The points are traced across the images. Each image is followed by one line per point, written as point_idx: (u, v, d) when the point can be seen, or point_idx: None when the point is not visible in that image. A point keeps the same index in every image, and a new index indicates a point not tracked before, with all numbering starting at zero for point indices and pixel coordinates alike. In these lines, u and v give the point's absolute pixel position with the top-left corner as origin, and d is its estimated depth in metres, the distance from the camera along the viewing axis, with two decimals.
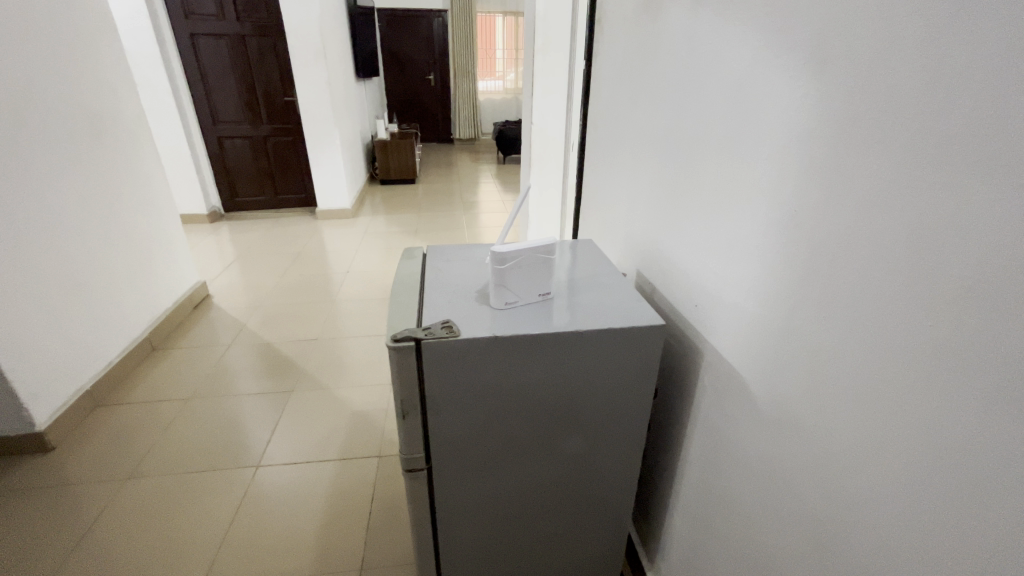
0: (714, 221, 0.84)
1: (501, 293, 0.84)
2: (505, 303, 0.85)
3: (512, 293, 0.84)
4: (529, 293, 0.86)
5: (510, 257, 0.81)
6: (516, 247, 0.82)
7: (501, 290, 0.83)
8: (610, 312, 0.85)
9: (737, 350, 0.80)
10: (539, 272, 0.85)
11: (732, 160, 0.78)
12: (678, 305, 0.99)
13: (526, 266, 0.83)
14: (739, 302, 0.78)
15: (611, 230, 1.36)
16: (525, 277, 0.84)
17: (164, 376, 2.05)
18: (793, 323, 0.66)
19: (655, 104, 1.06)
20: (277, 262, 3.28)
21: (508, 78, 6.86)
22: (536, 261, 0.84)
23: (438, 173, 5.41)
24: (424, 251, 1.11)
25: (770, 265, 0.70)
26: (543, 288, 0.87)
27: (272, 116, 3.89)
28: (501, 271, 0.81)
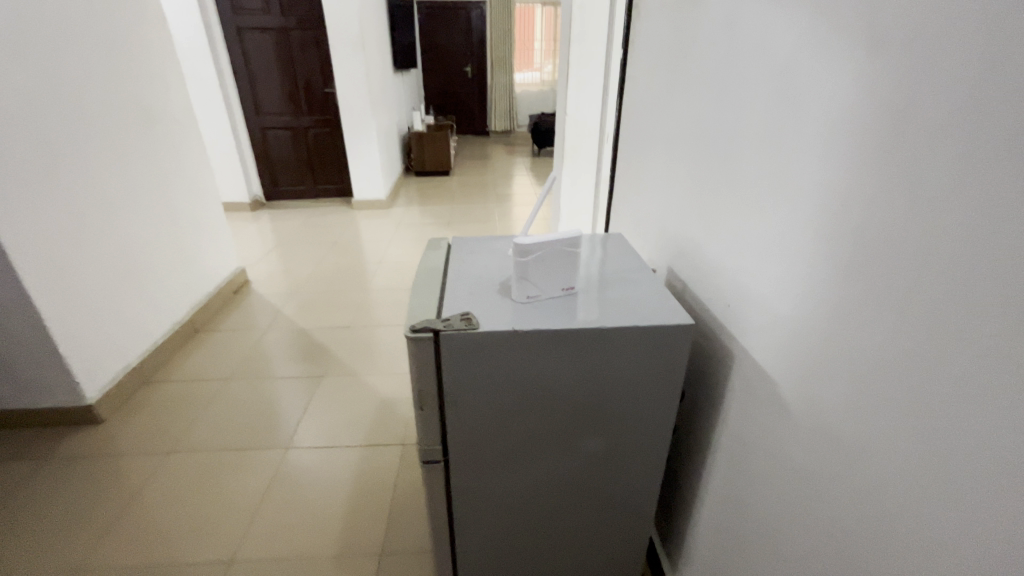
0: (752, 218, 0.79)
1: (522, 287, 0.82)
2: (527, 297, 0.83)
3: (536, 288, 0.82)
4: (553, 288, 0.84)
5: (533, 250, 0.79)
6: (541, 239, 0.80)
7: (522, 284, 0.81)
8: (636, 310, 0.81)
9: (770, 353, 0.75)
10: (562, 266, 0.82)
11: (771, 152, 0.73)
12: (710, 305, 0.95)
13: (549, 258, 0.81)
14: (774, 304, 0.74)
15: (642, 224, 1.31)
16: (548, 270, 0.81)
17: (206, 357, 2.15)
18: (832, 328, 0.61)
19: (693, 91, 1.00)
20: (313, 250, 3.36)
21: (545, 70, 6.78)
22: (561, 254, 0.82)
23: (472, 165, 5.41)
24: (450, 242, 1.11)
25: (809, 265, 0.65)
26: (568, 281, 0.84)
27: (313, 107, 3.96)
28: (523, 264, 0.79)
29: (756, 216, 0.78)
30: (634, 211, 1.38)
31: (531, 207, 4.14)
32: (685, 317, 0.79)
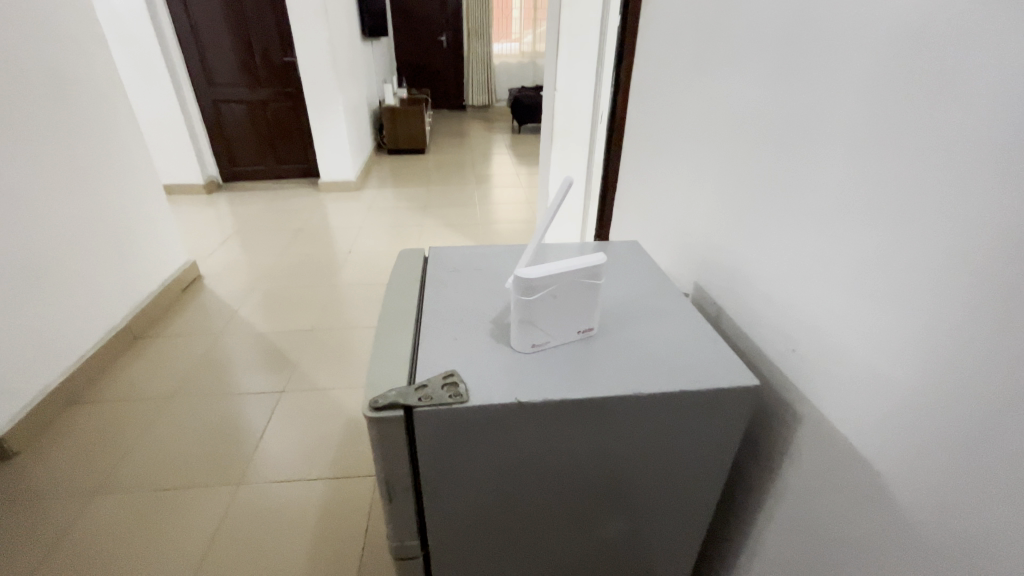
0: (837, 239, 0.59)
1: (526, 334, 0.60)
2: (531, 345, 0.61)
3: (544, 334, 0.61)
4: (567, 332, 0.62)
5: (540, 286, 0.57)
6: (552, 268, 0.58)
7: (525, 330, 0.60)
8: (681, 363, 0.61)
9: (866, 429, 0.56)
10: (579, 303, 0.61)
11: (881, 152, 0.52)
12: (761, 342, 0.75)
13: (562, 293, 0.59)
14: (879, 367, 0.54)
15: (655, 227, 1.10)
16: (561, 309, 0.60)
17: (148, 369, 1.87)
18: (1005, 429, 0.42)
19: (736, 65, 0.78)
20: (275, 238, 3.05)
21: (525, 42, 6.40)
22: (578, 287, 0.60)
23: (449, 143, 5.08)
24: (424, 258, 0.87)
25: (960, 327, 0.45)
26: (585, 321, 0.63)
27: (271, 78, 3.59)
28: (530, 305, 0.58)
29: (846, 238, 0.57)
30: (643, 208, 1.17)
31: (514, 189, 3.88)
32: (746, 374, 0.59)
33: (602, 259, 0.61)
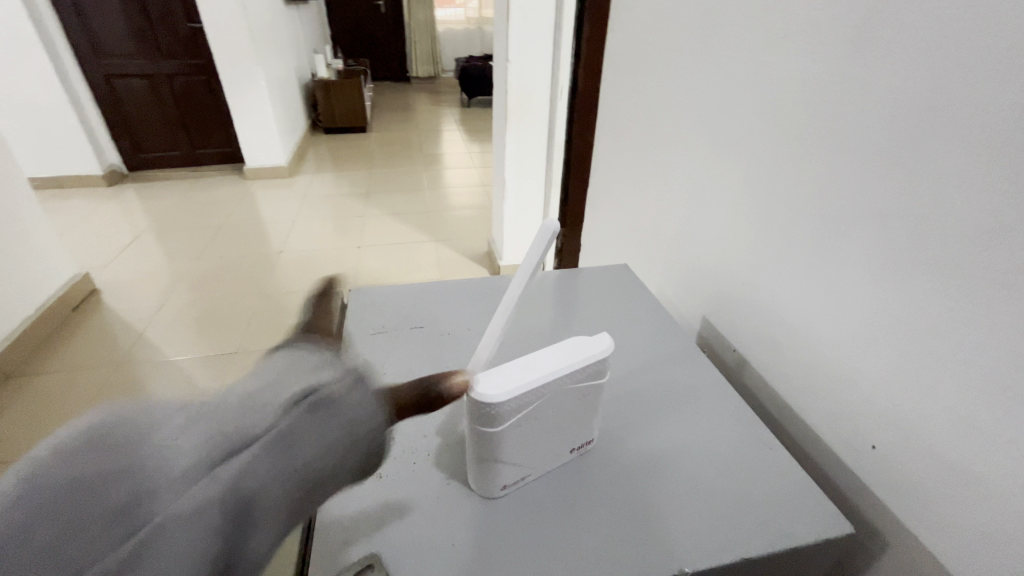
0: (982, 308, 0.38)
1: (493, 476, 0.42)
2: (502, 487, 0.43)
3: (519, 469, 0.43)
4: (553, 455, 0.45)
5: (512, 408, 0.39)
6: (530, 378, 0.39)
7: (492, 471, 0.41)
8: (736, 514, 0.44)
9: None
10: (571, 420, 0.43)
11: None
12: (814, 420, 0.55)
13: (545, 410, 0.41)
14: None
15: (643, 239, 0.89)
16: (544, 430, 0.42)
17: (33, 416, 1.53)
18: None
19: (773, 35, 0.55)
20: (193, 236, 2.63)
21: (470, 6, 5.94)
22: (568, 395, 0.42)
23: (393, 119, 4.67)
24: (343, 315, 0.62)
25: None
26: (583, 436, 0.46)
27: (175, 48, 3.06)
28: (498, 438, 0.39)
29: (1000, 311, 0.37)
30: (625, 212, 0.95)
31: (466, 170, 3.58)
32: (827, 523, 0.44)
33: (609, 345, 0.43)
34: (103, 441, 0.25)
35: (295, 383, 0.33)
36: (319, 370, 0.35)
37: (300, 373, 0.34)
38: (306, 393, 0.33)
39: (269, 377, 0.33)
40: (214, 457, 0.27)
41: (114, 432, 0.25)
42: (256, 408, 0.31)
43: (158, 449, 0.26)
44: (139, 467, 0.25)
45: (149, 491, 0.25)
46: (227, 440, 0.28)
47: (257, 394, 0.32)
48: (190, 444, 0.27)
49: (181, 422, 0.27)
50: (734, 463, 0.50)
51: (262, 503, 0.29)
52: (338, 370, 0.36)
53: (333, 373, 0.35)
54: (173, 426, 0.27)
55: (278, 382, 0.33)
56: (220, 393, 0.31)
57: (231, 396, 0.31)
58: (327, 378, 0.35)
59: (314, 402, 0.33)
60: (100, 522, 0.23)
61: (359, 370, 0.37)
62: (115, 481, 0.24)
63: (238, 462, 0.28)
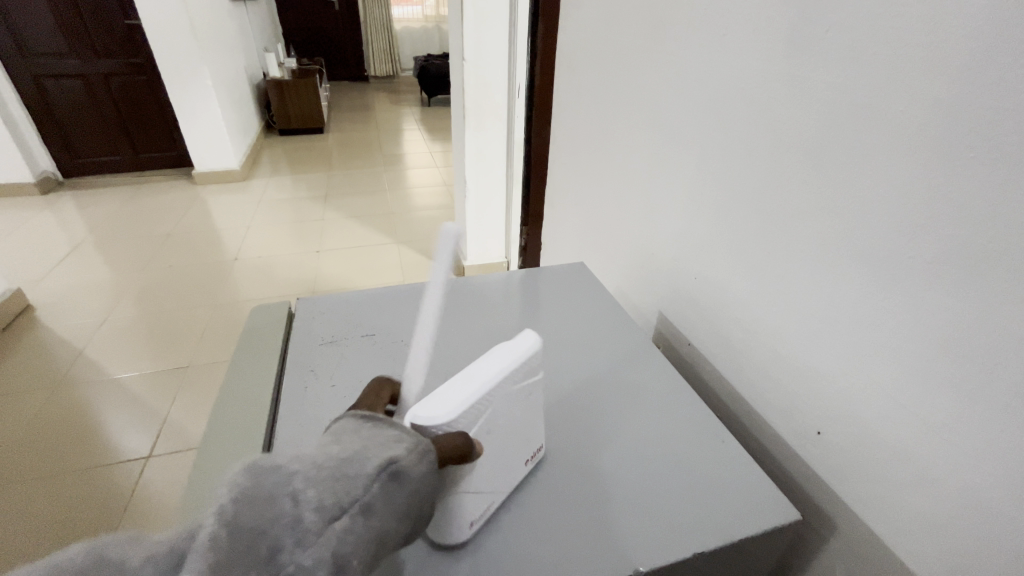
0: (917, 300, 0.39)
1: (462, 511, 0.40)
2: (469, 526, 0.42)
3: (486, 494, 0.42)
4: (514, 469, 0.45)
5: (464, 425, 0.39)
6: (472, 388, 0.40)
7: (462, 504, 0.40)
8: (680, 505, 0.46)
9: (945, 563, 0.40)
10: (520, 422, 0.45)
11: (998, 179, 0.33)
12: (765, 410, 0.57)
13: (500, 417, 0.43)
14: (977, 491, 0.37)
15: (601, 238, 0.89)
16: (503, 439, 0.43)
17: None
18: None
19: (717, 34, 0.56)
20: (139, 246, 2.49)
21: (427, 4, 5.86)
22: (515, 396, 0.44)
23: (352, 119, 4.56)
24: (293, 326, 0.59)
25: None
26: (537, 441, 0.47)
27: (111, 47, 2.88)
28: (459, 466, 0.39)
29: (928, 299, 0.39)
30: (583, 211, 0.95)
31: (428, 170, 3.53)
32: (776, 510, 0.46)
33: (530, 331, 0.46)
34: (234, 515, 0.25)
35: (387, 450, 0.32)
36: (396, 442, 0.33)
37: (387, 442, 0.33)
38: (395, 458, 0.32)
39: (361, 442, 0.32)
40: (321, 533, 0.27)
41: (246, 501, 0.26)
42: (351, 478, 0.29)
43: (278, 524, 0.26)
44: (258, 543, 0.25)
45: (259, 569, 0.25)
46: (334, 512, 0.28)
47: (347, 461, 0.30)
48: (307, 518, 0.27)
49: (296, 494, 0.27)
50: (690, 458, 0.51)
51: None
52: (411, 441, 0.34)
53: (409, 444, 0.33)
54: (291, 499, 0.27)
55: (368, 449, 0.31)
56: (321, 457, 0.30)
57: (329, 460, 0.30)
58: (403, 451, 0.33)
59: (404, 470, 0.32)
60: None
61: (428, 446, 0.35)
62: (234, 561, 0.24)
63: (338, 537, 0.28)
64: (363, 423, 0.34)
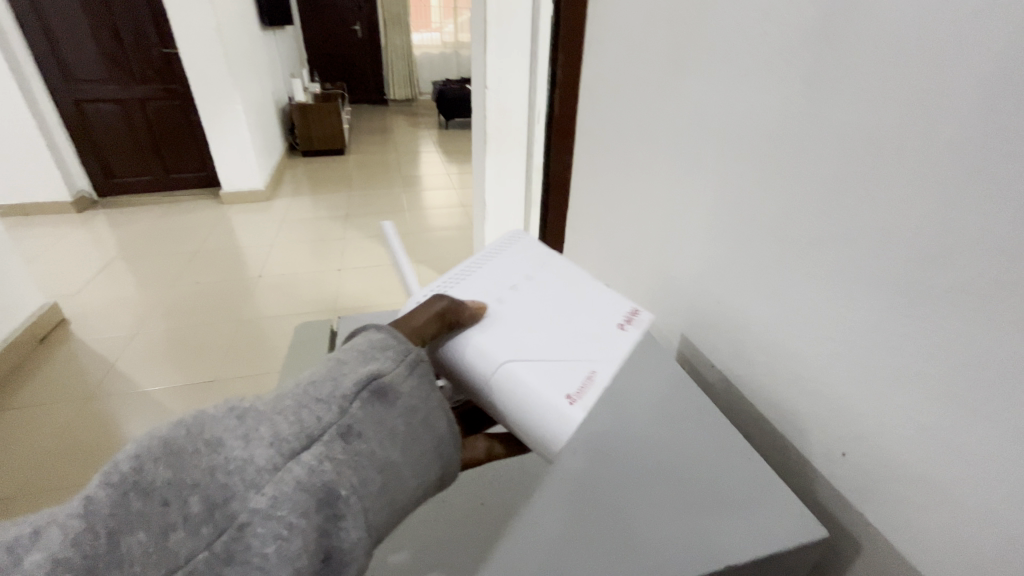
0: (935, 324, 0.41)
1: (525, 384, 0.45)
2: (568, 398, 0.45)
3: (560, 368, 0.47)
4: (588, 352, 0.49)
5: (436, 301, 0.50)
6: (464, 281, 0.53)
7: (520, 380, 0.45)
8: (705, 521, 0.48)
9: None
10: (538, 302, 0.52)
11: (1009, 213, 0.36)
12: (788, 429, 0.58)
13: (519, 302, 0.52)
14: (1000, 509, 0.39)
15: (622, 261, 0.92)
16: (540, 321, 0.50)
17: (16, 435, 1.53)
18: None
19: (737, 72, 0.59)
20: (168, 262, 2.58)
21: (446, 31, 5.99)
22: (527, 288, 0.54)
23: (372, 141, 4.69)
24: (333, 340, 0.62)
25: None
26: (606, 323, 0.52)
27: (147, 73, 3.03)
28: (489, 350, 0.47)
29: (948, 325, 0.41)
30: (604, 234, 0.98)
31: (445, 191, 3.61)
32: (802, 527, 0.47)
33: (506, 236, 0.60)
34: (178, 457, 0.28)
35: (352, 374, 0.35)
36: (372, 362, 0.37)
37: (354, 365, 0.36)
38: (368, 380, 0.35)
39: (325, 371, 0.35)
40: (284, 460, 0.30)
41: (185, 446, 0.29)
42: (318, 407, 0.33)
43: (232, 462, 0.29)
44: (216, 480, 0.29)
45: (223, 504, 0.28)
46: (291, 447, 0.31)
47: (316, 392, 0.34)
48: (260, 451, 0.30)
49: (245, 433, 0.30)
50: (716, 476, 0.52)
51: (341, 500, 0.31)
52: (398, 354, 0.38)
53: (390, 358, 0.37)
54: (240, 438, 0.30)
55: (341, 376, 0.35)
56: (283, 396, 0.34)
57: (292, 396, 0.33)
58: (389, 364, 0.37)
59: (376, 389, 0.35)
60: (175, 541, 0.27)
61: (415, 355, 0.39)
62: (185, 499, 0.28)
63: (306, 461, 0.31)
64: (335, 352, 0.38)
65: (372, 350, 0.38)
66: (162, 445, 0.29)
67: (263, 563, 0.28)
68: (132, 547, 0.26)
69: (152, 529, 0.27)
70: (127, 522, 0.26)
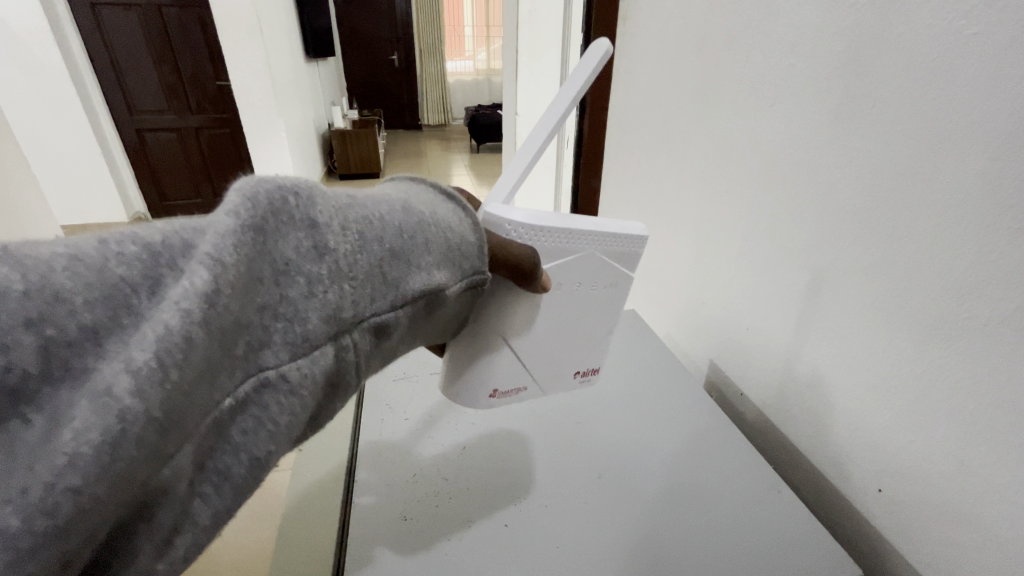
0: (977, 357, 0.40)
1: (484, 353, 0.45)
2: (491, 393, 0.47)
3: (519, 365, 0.47)
4: (547, 369, 0.49)
5: (529, 235, 0.38)
6: (565, 242, 0.40)
7: (484, 349, 0.45)
8: (733, 553, 0.47)
9: None
10: (587, 308, 0.46)
11: None
12: (821, 462, 0.57)
13: (554, 300, 0.44)
14: None
15: (651, 286, 0.92)
16: (545, 325, 0.45)
17: None
18: None
19: (767, 103, 0.60)
20: None
21: (479, 58, 6.19)
22: (580, 292, 0.45)
23: (406, 165, 4.85)
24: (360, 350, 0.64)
25: None
26: (571, 368, 0.50)
27: (201, 103, 3.24)
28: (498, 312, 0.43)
29: (986, 359, 0.40)
30: None
31: None
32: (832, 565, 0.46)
33: (642, 237, 0.44)
34: (248, 287, 0.24)
35: (431, 273, 0.31)
36: (450, 266, 0.32)
37: (434, 259, 0.31)
38: (437, 290, 0.32)
39: (411, 242, 0.30)
40: (330, 342, 0.27)
41: (254, 268, 0.25)
42: (386, 287, 0.29)
43: (285, 311, 0.26)
44: (260, 322, 0.25)
45: (256, 351, 0.25)
46: (342, 324, 0.27)
47: (391, 267, 0.29)
48: (314, 319, 0.26)
49: (311, 281, 0.26)
50: (744, 507, 0.51)
51: (348, 388, 0.30)
52: (474, 265, 0.34)
53: (466, 270, 0.33)
54: (304, 289, 0.26)
55: (420, 259, 0.31)
56: (363, 242, 0.29)
57: (371, 250, 0.29)
58: (463, 274, 0.33)
59: (435, 301, 0.32)
60: (221, 383, 0.24)
61: (482, 276, 0.35)
62: (236, 340, 0.24)
63: (348, 345, 0.28)
64: (426, 210, 0.32)
65: (457, 251, 0.33)
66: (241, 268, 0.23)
67: (271, 433, 0.25)
68: (198, 397, 0.23)
69: (213, 373, 0.23)
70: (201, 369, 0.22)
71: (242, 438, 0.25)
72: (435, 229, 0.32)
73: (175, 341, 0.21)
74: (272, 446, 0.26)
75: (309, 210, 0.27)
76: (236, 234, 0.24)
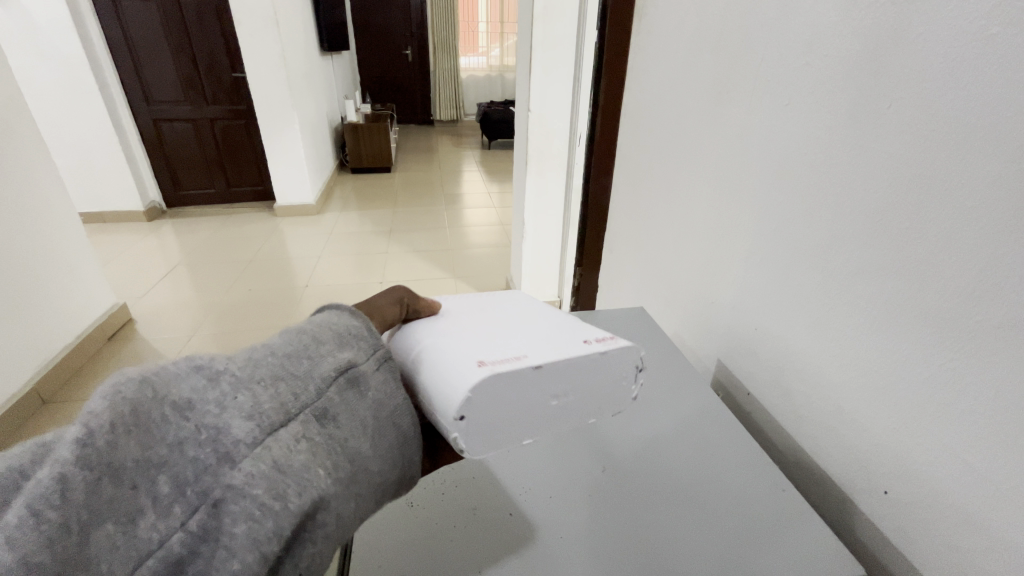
0: (988, 361, 0.40)
1: (436, 354, 0.49)
2: (480, 364, 0.46)
3: (489, 352, 0.49)
4: (529, 348, 0.51)
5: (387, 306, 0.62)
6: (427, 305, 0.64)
7: (436, 352, 0.50)
8: (729, 546, 0.48)
9: None
10: (518, 326, 0.58)
11: None
12: (830, 465, 0.57)
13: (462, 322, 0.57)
14: None
15: (660, 287, 0.92)
16: (478, 331, 0.55)
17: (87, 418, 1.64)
18: None
19: (784, 103, 0.59)
20: (224, 271, 2.69)
21: (491, 55, 6.17)
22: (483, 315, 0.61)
23: (417, 160, 4.86)
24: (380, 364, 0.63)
25: None
26: (569, 342, 0.53)
27: (218, 95, 3.28)
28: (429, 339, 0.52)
29: (996, 363, 0.39)
30: (643, 259, 0.98)
31: (484, 209, 3.67)
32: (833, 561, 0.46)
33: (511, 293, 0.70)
34: (153, 427, 0.31)
35: (334, 359, 0.40)
36: (348, 347, 0.42)
37: (332, 347, 0.41)
38: (345, 369, 0.40)
39: (302, 346, 0.40)
40: (263, 437, 0.33)
41: (152, 413, 0.31)
42: (299, 381, 0.37)
43: (203, 433, 0.32)
44: (181, 455, 0.31)
45: (194, 481, 0.31)
46: (262, 423, 0.34)
47: (296, 369, 0.38)
48: (239, 423, 0.33)
49: (221, 401, 0.33)
50: (749, 505, 0.52)
51: (315, 482, 0.34)
52: (371, 348, 0.44)
53: (364, 351, 0.43)
54: (215, 408, 0.33)
55: (320, 358, 0.40)
56: (259, 360, 0.37)
57: (271, 366, 0.37)
58: (361, 354, 0.42)
59: (350, 378, 0.40)
60: (144, 527, 0.29)
61: (385, 349, 0.45)
62: (151, 482, 0.30)
63: (279, 436, 0.34)
64: (308, 324, 0.43)
65: (347, 334, 0.43)
66: (123, 410, 0.30)
67: (230, 549, 0.30)
68: (102, 542, 0.27)
69: (120, 519, 0.28)
70: (96, 514, 0.28)
71: (198, 563, 0.30)
72: (322, 330, 0.42)
73: (50, 487, 0.26)
74: (235, 555, 0.30)
75: (195, 361, 0.35)
76: (122, 392, 0.31)
